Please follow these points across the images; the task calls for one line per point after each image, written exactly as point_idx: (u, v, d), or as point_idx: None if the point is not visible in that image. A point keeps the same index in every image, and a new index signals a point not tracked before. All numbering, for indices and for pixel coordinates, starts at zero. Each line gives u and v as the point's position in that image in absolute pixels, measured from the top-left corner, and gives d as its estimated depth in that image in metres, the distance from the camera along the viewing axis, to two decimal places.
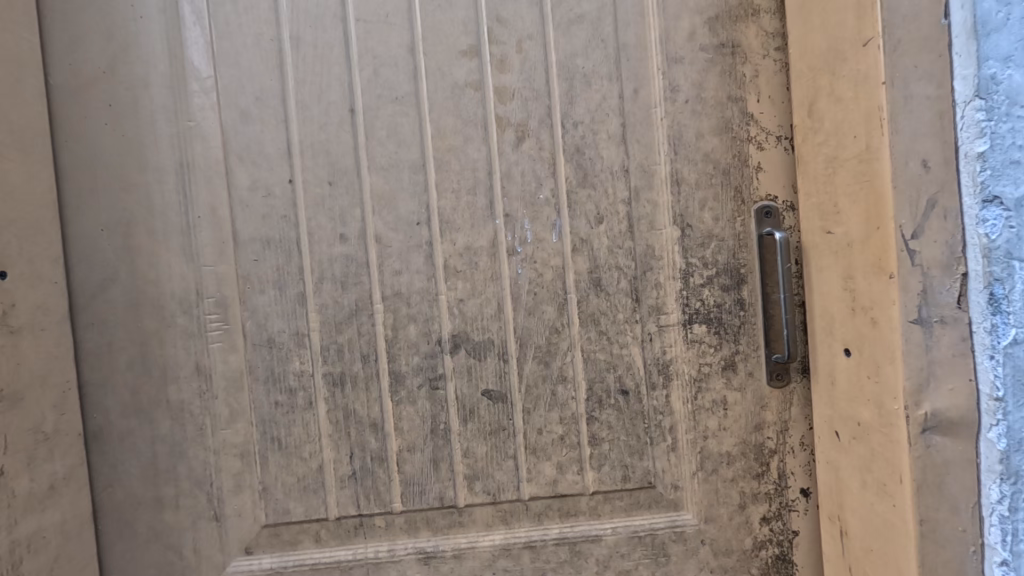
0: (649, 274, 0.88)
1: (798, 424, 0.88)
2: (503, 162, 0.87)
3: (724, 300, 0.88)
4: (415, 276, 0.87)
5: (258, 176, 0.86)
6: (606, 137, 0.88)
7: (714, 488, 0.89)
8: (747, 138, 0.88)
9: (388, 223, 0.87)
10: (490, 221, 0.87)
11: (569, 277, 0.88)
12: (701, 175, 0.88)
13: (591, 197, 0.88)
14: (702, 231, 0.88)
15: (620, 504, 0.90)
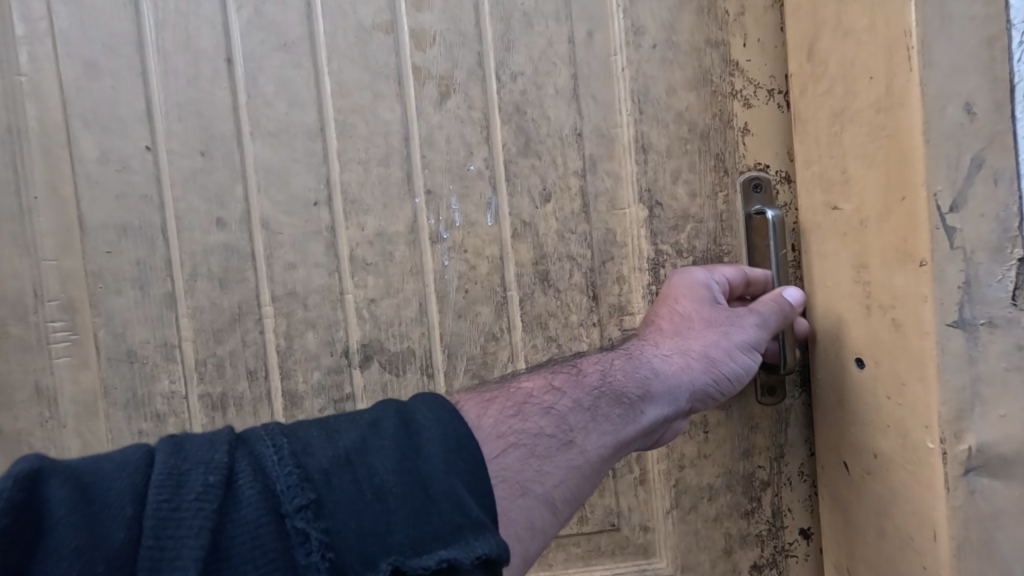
0: (609, 265, 0.71)
1: (795, 450, 0.71)
2: (424, 125, 0.69)
3: None
4: (314, 270, 0.69)
5: (110, 145, 0.68)
6: (554, 91, 0.69)
7: (692, 530, 0.72)
8: (730, 93, 0.70)
9: (279, 204, 0.68)
10: (408, 200, 0.69)
11: (510, 270, 0.70)
12: (673, 140, 0.70)
13: (536, 167, 0.70)
14: (677, 209, 0.70)
15: (576, 552, 0.73)
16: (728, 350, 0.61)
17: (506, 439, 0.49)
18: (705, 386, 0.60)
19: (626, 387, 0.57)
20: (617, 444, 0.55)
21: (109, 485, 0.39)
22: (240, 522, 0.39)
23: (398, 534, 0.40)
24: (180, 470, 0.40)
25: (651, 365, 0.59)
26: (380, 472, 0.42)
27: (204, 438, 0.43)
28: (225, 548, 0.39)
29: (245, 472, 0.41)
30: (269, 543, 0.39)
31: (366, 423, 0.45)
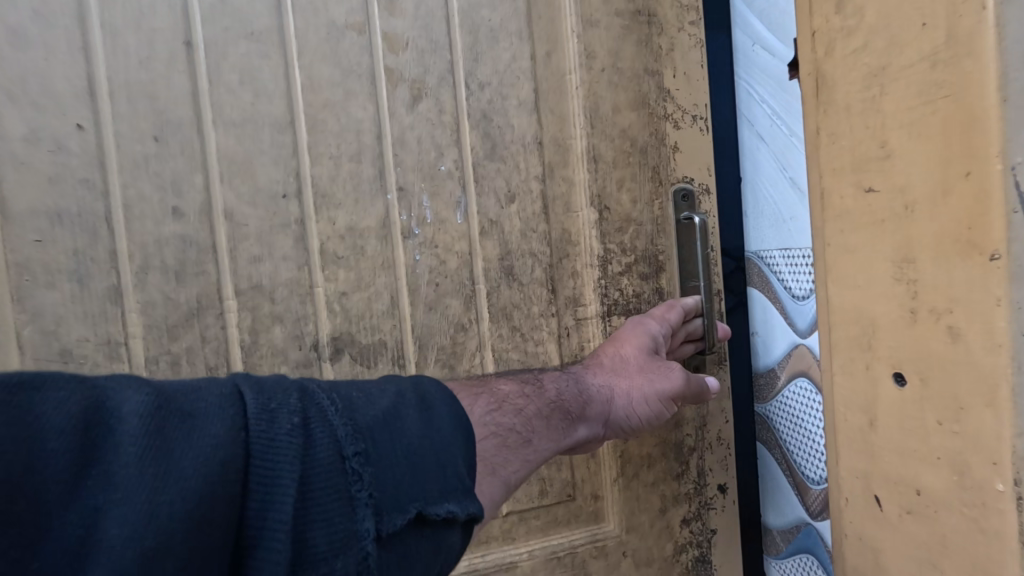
0: (564, 261, 0.79)
1: (715, 417, 0.85)
2: (396, 125, 0.71)
3: (643, 290, 0.82)
4: (281, 263, 0.68)
5: (39, 122, 0.61)
6: (516, 101, 0.76)
7: (585, 460, 0.80)
8: (664, 116, 0.82)
9: (243, 194, 0.67)
10: (381, 196, 0.71)
11: (477, 264, 0.75)
12: (617, 153, 0.80)
13: (501, 171, 0.75)
14: (619, 215, 0.80)
15: (536, 524, 0.79)
16: (646, 395, 0.71)
17: (488, 428, 0.55)
18: (622, 415, 0.71)
19: (574, 402, 0.67)
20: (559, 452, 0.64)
21: (199, 425, 0.38)
22: (319, 467, 0.40)
23: (437, 488, 0.44)
24: (265, 403, 0.41)
25: (591, 391, 0.69)
26: (411, 436, 0.45)
27: (275, 385, 0.42)
28: (310, 488, 0.39)
29: (317, 419, 0.42)
30: (347, 482, 0.41)
31: (404, 395, 0.48)
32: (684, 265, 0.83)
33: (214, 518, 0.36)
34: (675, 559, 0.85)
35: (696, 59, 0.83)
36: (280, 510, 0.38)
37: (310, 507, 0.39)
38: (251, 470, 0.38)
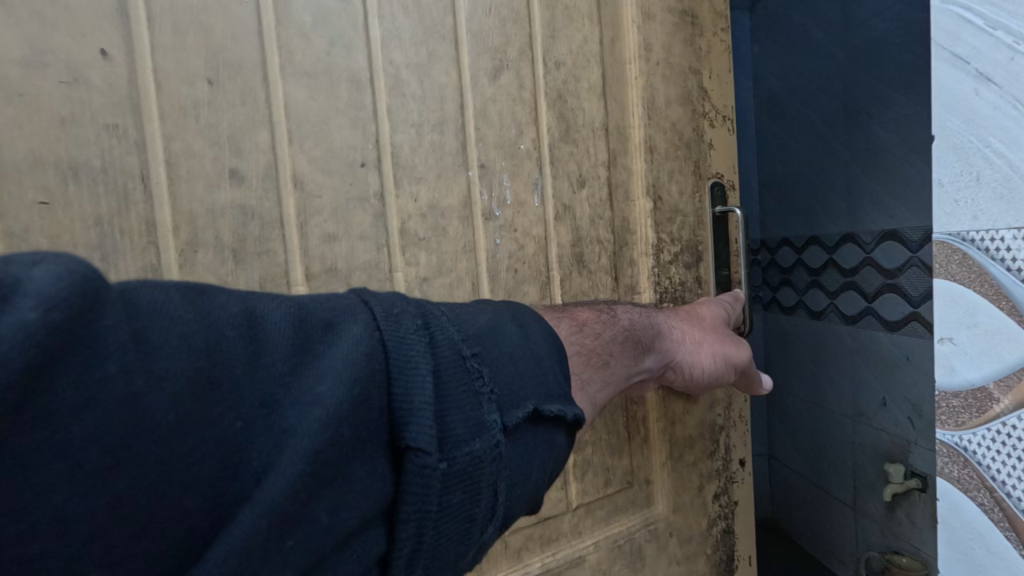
0: (624, 250, 0.79)
1: (738, 395, 0.91)
2: (477, 96, 0.65)
3: (687, 278, 0.85)
4: (358, 243, 0.58)
5: (44, 40, 0.45)
6: (587, 86, 0.74)
7: (637, 443, 0.81)
8: (703, 113, 0.86)
9: (316, 161, 0.56)
10: (462, 172, 0.65)
11: (551, 250, 0.72)
12: (668, 145, 0.82)
13: (573, 155, 0.73)
14: (669, 206, 0.83)
15: (600, 514, 0.78)
16: (703, 348, 0.72)
17: (572, 346, 0.53)
18: (679, 358, 0.71)
19: (641, 335, 0.65)
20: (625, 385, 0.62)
21: (344, 324, 0.33)
22: (446, 358, 0.35)
23: (548, 387, 0.41)
24: (381, 309, 0.35)
25: (655, 329, 0.68)
26: (512, 343, 0.41)
27: (393, 292, 0.37)
28: (443, 380, 0.34)
29: (435, 326, 0.37)
30: (474, 377, 0.36)
31: (497, 313, 0.44)
32: (720, 254, 0.88)
33: (371, 417, 0.31)
34: (708, 531, 0.89)
35: (726, 64, 0.89)
36: (422, 393, 0.32)
37: (445, 400, 0.34)
38: (390, 364, 0.32)
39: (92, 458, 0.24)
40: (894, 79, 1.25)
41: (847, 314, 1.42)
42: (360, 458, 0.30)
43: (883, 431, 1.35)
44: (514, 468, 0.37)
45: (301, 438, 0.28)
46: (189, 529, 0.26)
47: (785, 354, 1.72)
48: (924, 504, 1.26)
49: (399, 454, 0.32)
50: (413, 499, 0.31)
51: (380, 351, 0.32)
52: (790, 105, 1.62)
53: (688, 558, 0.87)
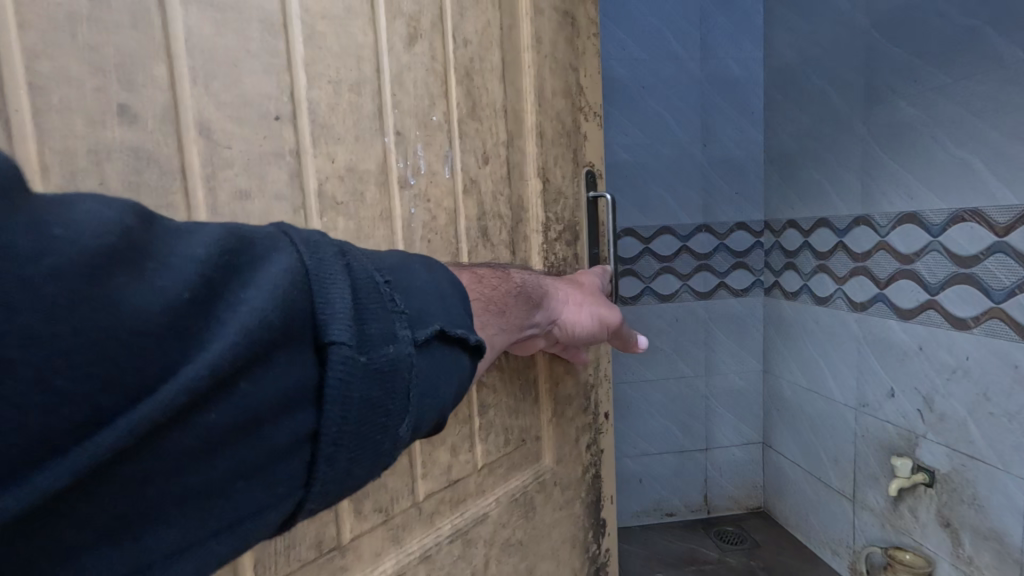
0: (519, 226, 0.85)
1: (605, 357, 1.03)
2: (393, 61, 0.64)
3: (567, 255, 0.95)
4: (274, 203, 0.53)
5: None
6: (490, 68, 0.78)
7: (527, 403, 0.87)
8: (581, 108, 0.96)
9: (227, 107, 0.50)
10: (378, 137, 0.63)
11: (460, 222, 0.74)
12: (554, 132, 0.91)
13: (478, 131, 0.76)
14: (554, 188, 0.91)
15: (499, 472, 0.83)
16: (587, 310, 0.76)
17: (474, 295, 0.58)
18: (564, 317, 0.74)
19: (533, 293, 0.68)
20: (514, 338, 0.65)
21: (269, 247, 0.35)
22: (361, 282, 0.39)
23: (452, 315, 0.46)
24: (300, 236, 0.38)
25: (544, 286, 0.72)
26: (421, 280, 0.46)
27: (312, 228, 0.39)
28: (358, 298, 0.38)
29: (350, 253, 0.41)
30: (386, 299, 0.40)
31: (405, 258, 0.48)
32: (593, 235, 1.00)
33: (297, 316, 0.34)
34: (584, 478, 1.00)
35: (597, 66, 1.00)
36: (339, 303, 0.36)
37: (362, 310, 0.38)
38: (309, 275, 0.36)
39: (52, 292, 0.26)
40: (930, 57, 1.44)
41: (856, 302, 1.74)
42: (287, 349, 0.34)
43: (889, 424, 1.64)
44: (424, 380, 0.42)
45: (244, 316, 0.31)
46: (140, 377, 0.28)
47: (801, 350, 2.03)
48: (925, 496, 1.54)
49: (321, 352, 0.35)
50: (337, 388, 0.35)
51: (300, 267, 0.35)
52: (808, 81, 1.92)
53: (568, 503, 0.96)
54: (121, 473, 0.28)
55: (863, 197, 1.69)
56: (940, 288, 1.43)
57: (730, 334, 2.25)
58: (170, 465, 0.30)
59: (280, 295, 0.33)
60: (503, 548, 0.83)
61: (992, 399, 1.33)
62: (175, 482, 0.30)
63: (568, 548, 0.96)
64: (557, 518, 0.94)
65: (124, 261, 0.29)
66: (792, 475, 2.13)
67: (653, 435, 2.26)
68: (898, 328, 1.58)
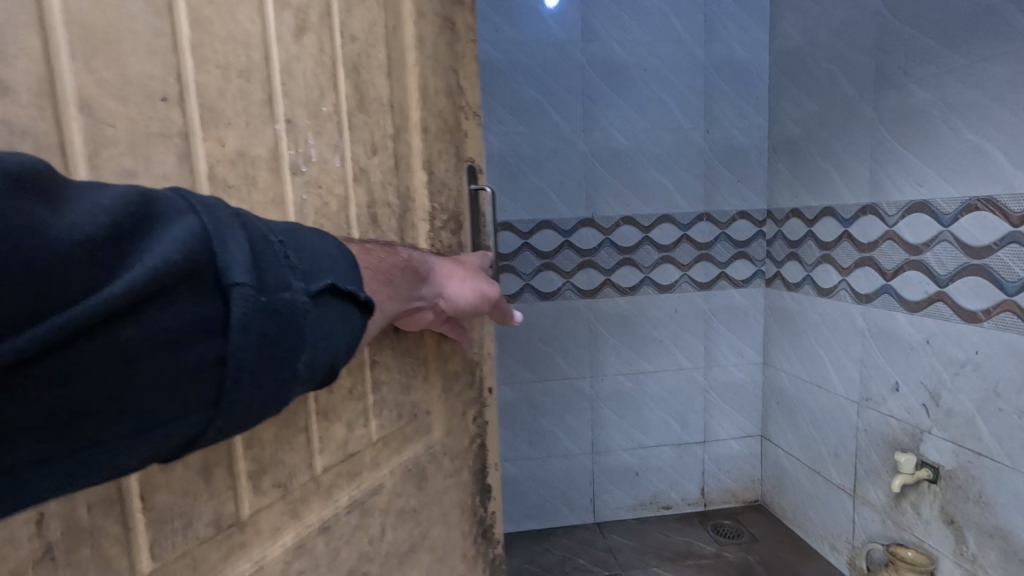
0: (406, 215, 0.91)
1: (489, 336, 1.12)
2: (282, 51, 0.66)
3: (451, 243, 1.02)
4: (161, 184, 0.54)
5: None
6: (376, 64, 0.82)
7: (418, 379, 0.92)
8: (462, 107, 1.04)
9: (108, 85, 0.49)
10: (268, 124, 0.65)
11: (351, 209, 0.77)
12: (438, 128, 0.97)
13: (366, 124, 0.80)
14: (439, 180, 0.97)
15: (393, 445, 0.87)
16: (470, 286, 0.84)
17: (364, 265, 0.64)
18: (447, 291, 0.82)
19: (417, 268, 0.75)
20: (399, 308, 0.72)
21: (175, 209, 0.43)
22: (258, 240, 0.47)
23: (341, 273, 0.54)
24: (204, 202, 0.46)
25: (430, 264, 0.79)
26: (314, 244, 0.54)
27: (213, 198, 0.47)
28: (256, 252, 0.47)
29: (247, 219, 0.49)
30: (281, 255, 0.48)
31: (300, 227, 0.56)
32: (475, 226, 1.07)
33: (200, 260, 0.42)
34: (471, 446, 1.06)
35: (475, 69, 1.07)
36: (236, 255, 0.44)
37: (259, 261, 0.46)
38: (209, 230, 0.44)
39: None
40: (936, 39, 1.54)
41: (859, 291, 1.90)
42: (191, 287, 0.42)
43: (895, 419, 1.77)
44: (318, 323, 0.50)
45: (151, 258, 0.39)
46: (64, 294, 0.36)
47: (805, 344, 2.20)
48: (928, 492, 1.67)
49: (224, 292, 0.43)
50: (239, 319, 0.43)
51: (200, 226, 0.43)
52: (819, 67, 2.05)
53: (457, 472, 1.02)
54: (48, 370, 0.36)
55: (870, 185, 1.83)
56: (950, 279, 1.55)
57: (728, 325, 2.46)
58: (86, 369, 0.37)
59: (182, 246, 0.41)
60: (398, 516, 0.87)
61: (1001, 394, 1.43)
62: (94, 383, 0.38)
63: (459, 513, 1.02)
64: (448, 487, 1.00)
65: (47, 209, 0.36)
66: (789, 469, 2.34)
67: (652, 427, 2.46)
68: (904, 321, 1.72)
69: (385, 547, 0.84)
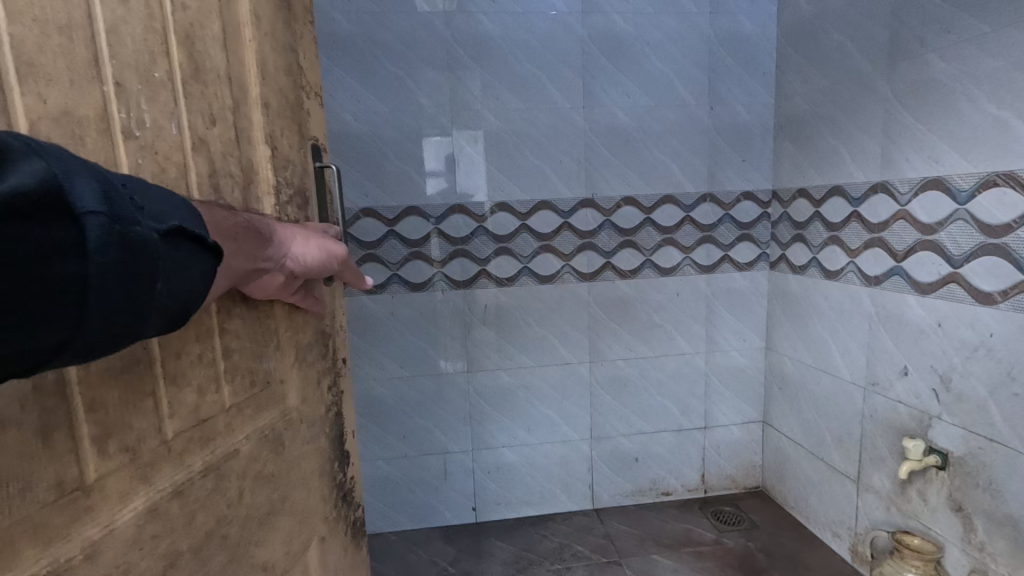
0: (252, 187, 0.90)
1: (337, 310, 1.18)
2: (107, 11, 0.64)
3: (299, 216, 1.04)
4: None
5: None
6: (211, 35, 0.82)
7: (272, 348, 0.95)
8: (301, 86, 1.07)
9: None
10: (95, 84, 0.63)
11: (190, 177, 0.76)
12: (279, 105, 0.98)
13: (204, 93, 0.80)
14: (283, 155, 0.99)
15: (248, 412, 0.89)
16: (313, 242, 0.92)
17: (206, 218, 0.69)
18: (293, 251, 0.89)
19: (261, 229, 0.82)
20: (245, 264, 0.78)
21: (21, 146, 0.50)
22: (105, 182, 0.56)
23: (184, 221, 0.64)
24: (45, 147, 0.53)
25: (273, 225, 0.85)
26: (157, 194, 0.63)
27: (52, 145, 0.54)
28: (106, 190, 0.55)
29: (91, 165, 0.57)
30: (128, 197, 0.58)
31: (141, 181, 0.64)
32: (321, 202, 1.12)
33: (53, 191, 0.50)
34: (327, 415, 1.13)
35: (314, 51, 1.12)
36: (84, 190, 0.53)
37: (110, 196, 0.55)
38: (57, 168, 0.52)
39: None
40: None
41: None
42: (48, 212, 0.50)
43: None
44: (164, 260, 0.60)
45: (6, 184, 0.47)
46: None
47: None
48: None
49: (77, 218, 0.51)
50: (95, 240, 0.52)
51: (46, 164, 0.51)
52: None
53: (314, 438, 1.08)
54: None
55: None
56: None
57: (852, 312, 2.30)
58: None
59: (37, 176, 0.49)
60: (255, 480, 0.89)
61: None
62: None
63: (316, 478, 1.08)
64: (304, 452, 1.04)
65: None
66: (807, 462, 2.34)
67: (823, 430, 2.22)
68: None
69: (244, 511, 0.85)
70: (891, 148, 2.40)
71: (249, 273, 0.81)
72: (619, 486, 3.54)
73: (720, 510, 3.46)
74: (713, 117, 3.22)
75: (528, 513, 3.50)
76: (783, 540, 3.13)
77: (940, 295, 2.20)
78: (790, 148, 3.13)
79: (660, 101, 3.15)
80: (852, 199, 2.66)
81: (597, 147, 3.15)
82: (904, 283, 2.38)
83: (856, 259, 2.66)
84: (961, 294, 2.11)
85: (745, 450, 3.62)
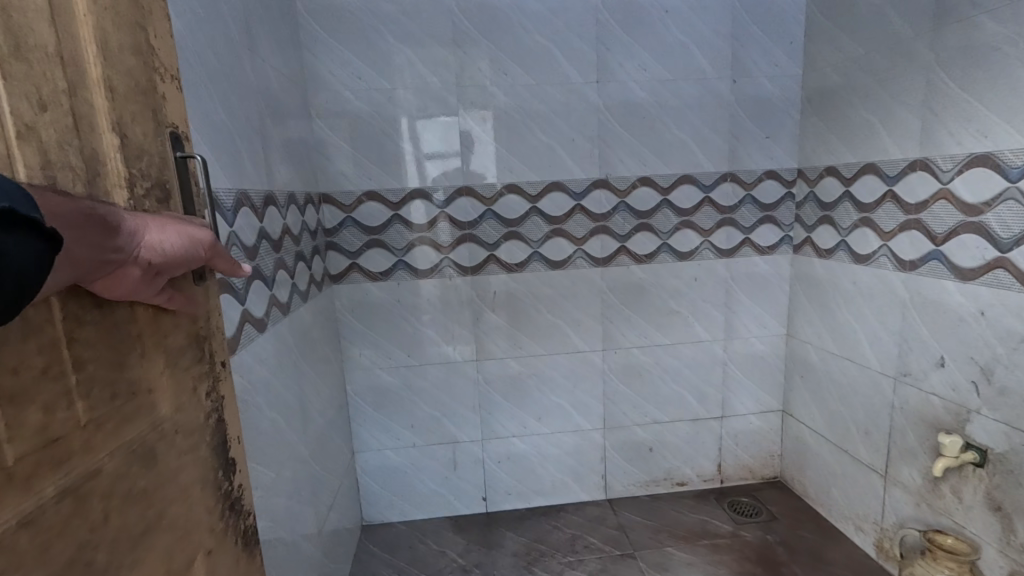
0: (98, 182, 0.79)
1: (214, 311, 1.10)
2: None
3: (160, 211, 0.93)
4: None
5: None
6: (34, 8, 0.69)
7: (133, 356, 0.86)
8: (154, 68, 0.94)
9: None
10: None
11: (17, 170, 0.65)
12: (126, 88, 0.86)
13: (28, 75, 0.68)
14: (135, 144, 0.87)
15: (111, 428, 0.80)
16: (173, 229, 0.87)
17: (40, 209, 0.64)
18: (148, 241, 0.82)
19: (110, 219, 0.75)
20: (91, 256, 0.71)
21: None
22: None
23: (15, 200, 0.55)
24: None
25: (123, 214, 0.79)
26: None
27: None
28: None
29: None
30: None
31: None
32: (186, 195, 1.01)
33: None
34: (206, 423, 1.06)
35: (168, 27, 0.99)
36: None
37: None
38: None
39: None
40: None
41: None
42: None
43: None
44: None
45: None
46: None
47: None
48: None
49: None
50: None
51: None
52: None
53: (192, 448, 1.00)
54: None
55: None
56: None
57: None
58: None
59: None
60: (123, 498, 0.82)
61: None
62: None
63: (196, 489, 1.01)
64: (182, 463, 0.97)
65: None
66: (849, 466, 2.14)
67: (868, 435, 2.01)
68: None
69: (112, 532, 0.78)
70: (931, 121, 2.15)
71: (99, 267, 0.74)
72: (632, 476, 3.41)
73: (739, 502, 3.31)
74: (735, 91, 2.97)
75: (538, 503, 3.41)
76: (806, 535, 2.96)
77: (985, 282, 1.97)
78: (818, 122, 2.88)
79: (679, 73, 2.92)
80: (886, 177, 2.41)
81: (610, 123, 2.95)
82: (943, 268, 2.15)
83: (889, 243, 2.43)
84: (1009, 281, 1.88)
85: (764, 440, 3.44)
